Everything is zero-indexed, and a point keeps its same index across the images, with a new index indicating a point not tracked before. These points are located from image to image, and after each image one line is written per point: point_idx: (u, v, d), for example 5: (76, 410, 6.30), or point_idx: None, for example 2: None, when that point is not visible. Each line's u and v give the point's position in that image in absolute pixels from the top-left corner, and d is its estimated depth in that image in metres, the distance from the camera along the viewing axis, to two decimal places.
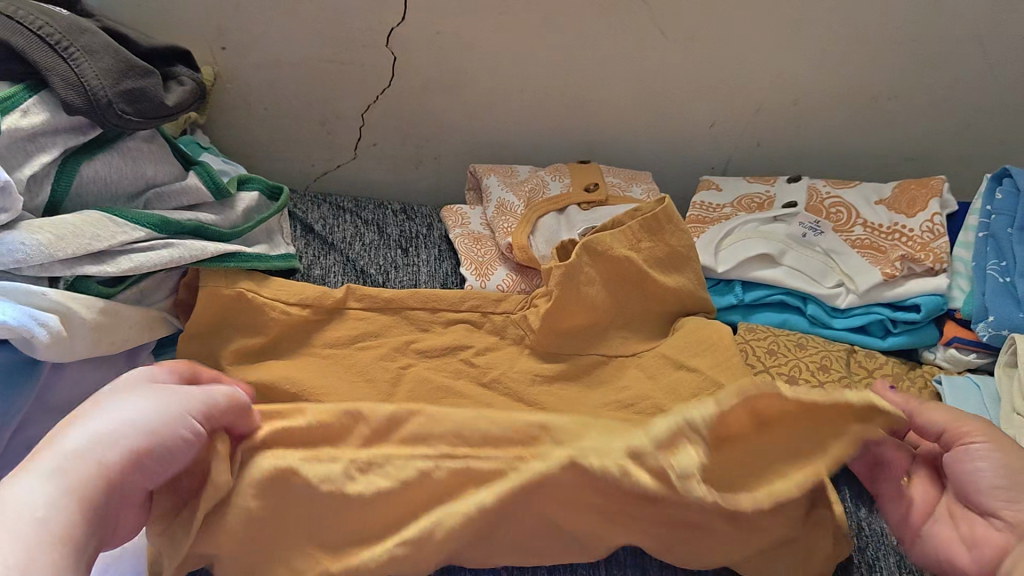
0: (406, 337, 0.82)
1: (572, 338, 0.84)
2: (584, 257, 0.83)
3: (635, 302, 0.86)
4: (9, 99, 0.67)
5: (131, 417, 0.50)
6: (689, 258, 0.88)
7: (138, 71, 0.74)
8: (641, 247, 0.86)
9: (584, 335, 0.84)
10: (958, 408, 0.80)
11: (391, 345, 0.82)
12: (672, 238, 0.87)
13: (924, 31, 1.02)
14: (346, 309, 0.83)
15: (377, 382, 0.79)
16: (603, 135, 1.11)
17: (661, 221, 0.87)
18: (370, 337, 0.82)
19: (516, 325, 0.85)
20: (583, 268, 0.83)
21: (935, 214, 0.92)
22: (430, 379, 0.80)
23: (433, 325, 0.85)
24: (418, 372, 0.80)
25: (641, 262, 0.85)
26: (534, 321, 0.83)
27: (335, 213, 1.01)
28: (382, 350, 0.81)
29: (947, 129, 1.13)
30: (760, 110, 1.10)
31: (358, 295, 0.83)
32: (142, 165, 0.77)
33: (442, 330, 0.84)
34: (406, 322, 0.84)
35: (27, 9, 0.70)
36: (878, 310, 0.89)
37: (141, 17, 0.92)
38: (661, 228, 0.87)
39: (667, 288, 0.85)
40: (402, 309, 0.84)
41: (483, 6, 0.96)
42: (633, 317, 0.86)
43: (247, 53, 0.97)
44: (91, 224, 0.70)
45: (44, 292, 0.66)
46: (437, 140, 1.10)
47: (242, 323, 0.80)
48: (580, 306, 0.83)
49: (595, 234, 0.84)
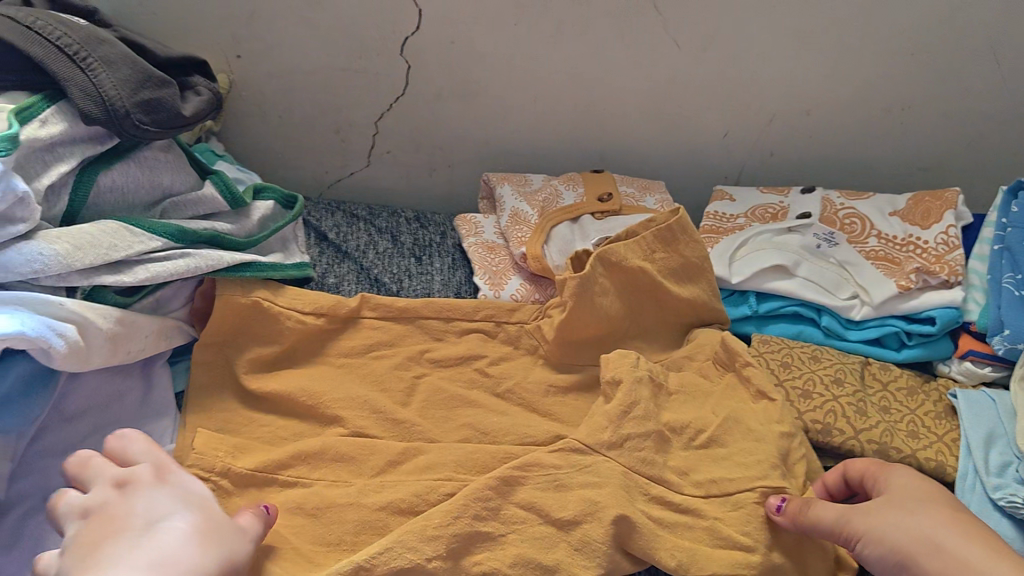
0: (420, 347, 0.83)
1: (586, 347, 0.84)
2: (599, 267, 0.82)
3: (648, 311, 0.87)
4: (27, 109, 0.67)
5: (179, 537, 0.54)
6: (703, 269, 0.87)
7: (155, 81, 0.74)
8: (655, 258, 0.85)
9: (598, 346, 0.84)
10: (973, 422, 0.80)
11: (405, 355, 0.82)
12: (686, 249, 0.87)
13: (938, 42, 1.02)
14: (360, 318, 0.83)
15: (391, 392, 0.79)
16: (616, 145, 1.11)
17: (676, 232, 0.86)
18: (384, 346, 0.82)
19: (530, 335, 0.85)
20: (597, 278, 0.82)
21: (950, 226, 0.92)
22: (444, 389, 0.79)
23: (447, 334, 0.84)
24: (432, 382, 0.80)
25: (654, 273, 0.85)
26: (547, 332, 0.82)
27: (349, 221, 1.01)
28: (397, 359, 0.81)
29: (961, 140, 1.13)
30: (774, 120, 1.10)
31: (372, 304, 0.83)
32: (159, 174, 0.77)
33: (457, 339, 0.84)
34: (421, 331, 0.84)
35: (46, 19, 0.71)
36: (892, 323, 0.89)
37: (157, 26, 0.93)
38: (676, 239, 0.86)
39: (682, 299, 0.86)
40: (416, 318, 0.84)
41: (498, 16, 0.96)
42: (646, 326, 0.87)
43: (262, 61, 0.98)
44: (109, 234, 0.70)
45: (62, 302, 0.66)
46: (451, 148, 1.10)
47: (256, 331, 0.80)
48: (593, 316, 0.82)
49: (610, 244, 0.83)
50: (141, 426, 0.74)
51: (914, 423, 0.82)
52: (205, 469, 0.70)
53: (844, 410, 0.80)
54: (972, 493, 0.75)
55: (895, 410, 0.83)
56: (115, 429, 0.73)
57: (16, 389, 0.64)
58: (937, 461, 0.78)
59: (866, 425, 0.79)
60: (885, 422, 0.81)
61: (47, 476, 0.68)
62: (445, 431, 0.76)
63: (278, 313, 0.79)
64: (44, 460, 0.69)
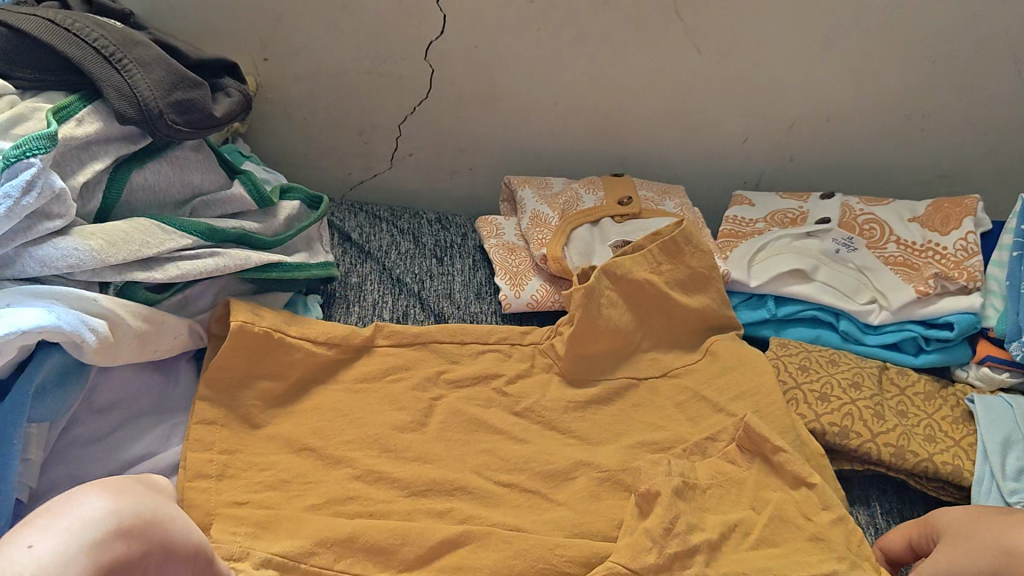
0: (437, 368, 0.81)
1: (603, 356, 0.84)
2: (605, 281, 0.84)
3: (660, 323, 0.87)
4: (65, 109, 0.70)
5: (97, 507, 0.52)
6: (712, 279, 0.89)
7: (187, 82, 0.76)
8: (662, 270, 0.87)
9: (616, 353, 0.85)
10: (991, 427, 0.80)
11: (422, 375, 0.80)
12: (693, 259, 0.88)
13: (959, 50, 1.02)
14: (374, 346, 0.81)
15: (409, 410, 0.78)
16: (637, 149, 1.12)
17: (680, 243, 0.88)
18: (401, 369, 0.80)
19: (544, 354, 0.84)
20: (605, 291, 0.84)
21: (969, 233, 0.93)
22: (464, 411, 0.79)
23: (463, 355, 0.83)
24: (450, 404, 0.79)
25: (662, 284, 0.86)
26: (560, 348, 0.83)
27: (371, 222, 1.03)
28: (414, 380, 0.80)
29: (981, 146, 1.13)
30: (794, 125, 1.10)
31: (385, 332, 0.81)
32: (189, 173, 0.79)
33: (473, 359, 0.83)
34: (435, 354, 0.82)
35: (83, 21, 0.73)
36: (910, 327, 0.90)
37: (187, 28, 0.95)
38: (681, 250, 0.88)
39: (690, 308, 0.87)
40: (430, 342, 0.82)
41: (520, 21, 0.97)
42: (660, 338, 0.87)
43: (288, 64, 1.00)
44: (141, 231, 0.72)
45: (96, 297, 0.67)
46: (472, 151, 1.11)
47: (266, 366, 0.76)
48: (606, 329, 0.83)
49: (615, 258, 0.85)
50: (166, 420, 0.76)
51: (930, 428, 0.82)
52: (233, 461, 0.71)
53: (861, 413, 0.81)
54: (987, 498, 0.76)
55: (912, 414, 0.83)
56: (142, 422, 0.74)
57: (51, 380, 0.66)
58: (954, 464, 0.78)
59: (883, 429, 0.80)
60: (902, 426, 0.81)
61: (77, 466, 0.70)
62: (464, 429, 0.78)
63: (291, 343, 0.76)
64: (74, 450, 0.70)
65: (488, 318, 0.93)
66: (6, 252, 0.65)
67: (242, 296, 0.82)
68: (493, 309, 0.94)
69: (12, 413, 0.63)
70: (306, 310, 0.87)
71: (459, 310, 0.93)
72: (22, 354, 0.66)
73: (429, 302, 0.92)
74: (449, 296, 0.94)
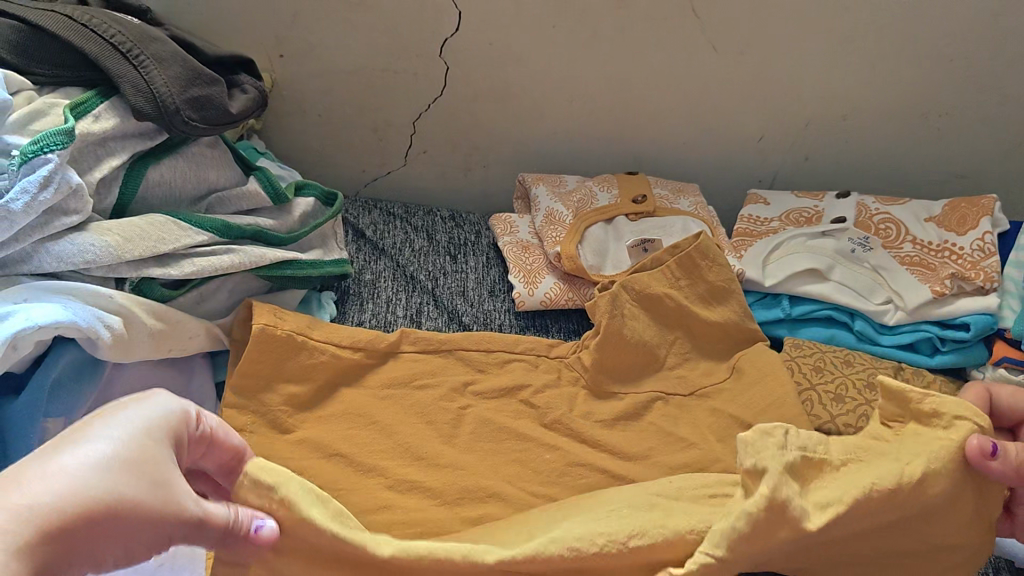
0: (463, 378, 0.81)
1: (630, 368, 0.84)
2: (625, 295, 0.86)
3: (683, 339, 0.87)
4: (82, 104, 0.70)
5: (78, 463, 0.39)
6: (732, 291, 0.89)
7: (204, 78, 0.76)
8: (681, 286, 0.88)
9: (641, 364, 0.84)
10: None
11: (449, 386, 0.80)
12: (710, 274, 0.89)
13: (978, 48, 1.02)
14: (399, 352, 0.81)
15: (438, 425, 0.77)
16: (652, 147, 1.12)
17: (696, 258, 0.89)
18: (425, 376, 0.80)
19: (570, 367, 0.84)
20: (625, 306, 0.85)
21: (986, 233, 0.92)
22: (491, 421, 0.78)
23: (489, 366, 0.83)
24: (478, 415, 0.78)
25: (682, 299, 0.87)
26: (586, 359, 0.83)
27: (385, 219, 1.03)
28: (441, 391, 0.79)
29: (999, 146, 1.12)
30: (810, 124, 1.10)
31: (412, 339, 0.82)
32: (205, 170, 0.79)
33: (499, 370, 0.83)
34: (462, 363, 0.82)
35: (101, 18, 0.73)
36: (926, 327, 0.89)
37: (203, 24, 0.95)
38: (698, 265, 0.89)
39: (712, 322, 0.87)
40: (457, 350, 0.83)
41: (536, 18, 0.97)
42: (687, 353, 0.86)
43: (304, 60, 1.00)
44: (157, 227, 0.72)
45: (111, 295, 0.68)
46: (486, 148, 1.11)
47: (288, 368, 0.76)
48: (627, 341, 0.84)
49: (633, 275, 0.87)
50: None
51: None
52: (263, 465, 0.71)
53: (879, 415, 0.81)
54: None
55: None
56: None
57: (68, 376, 0.67)
58: None
59: None
60: None
61: None
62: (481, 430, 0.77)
63: (314, 347, 0.77)
64: None
65: (502, 315, 0.92)
66: (24, 247, 0.65)
67: (257, 293, 0.83)
68: (506, 307, 0.93)
69: (25, 412, 0.65)
70: (319, 308, 0.87)
71: (473, 307, 0.93)
72: (39, 349, 0.66)
73: (444, 301, 0.93)
74: (462, 293, 0.94)
